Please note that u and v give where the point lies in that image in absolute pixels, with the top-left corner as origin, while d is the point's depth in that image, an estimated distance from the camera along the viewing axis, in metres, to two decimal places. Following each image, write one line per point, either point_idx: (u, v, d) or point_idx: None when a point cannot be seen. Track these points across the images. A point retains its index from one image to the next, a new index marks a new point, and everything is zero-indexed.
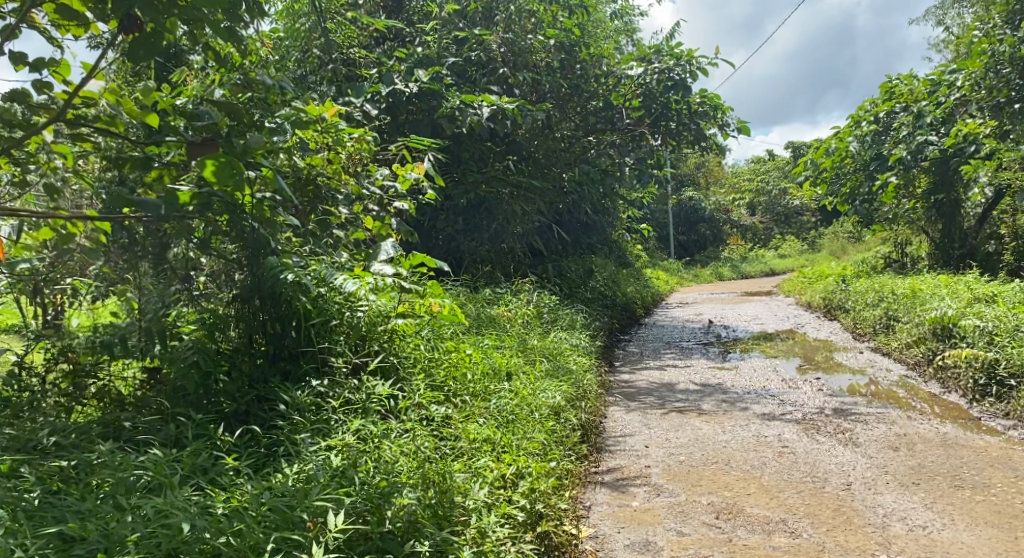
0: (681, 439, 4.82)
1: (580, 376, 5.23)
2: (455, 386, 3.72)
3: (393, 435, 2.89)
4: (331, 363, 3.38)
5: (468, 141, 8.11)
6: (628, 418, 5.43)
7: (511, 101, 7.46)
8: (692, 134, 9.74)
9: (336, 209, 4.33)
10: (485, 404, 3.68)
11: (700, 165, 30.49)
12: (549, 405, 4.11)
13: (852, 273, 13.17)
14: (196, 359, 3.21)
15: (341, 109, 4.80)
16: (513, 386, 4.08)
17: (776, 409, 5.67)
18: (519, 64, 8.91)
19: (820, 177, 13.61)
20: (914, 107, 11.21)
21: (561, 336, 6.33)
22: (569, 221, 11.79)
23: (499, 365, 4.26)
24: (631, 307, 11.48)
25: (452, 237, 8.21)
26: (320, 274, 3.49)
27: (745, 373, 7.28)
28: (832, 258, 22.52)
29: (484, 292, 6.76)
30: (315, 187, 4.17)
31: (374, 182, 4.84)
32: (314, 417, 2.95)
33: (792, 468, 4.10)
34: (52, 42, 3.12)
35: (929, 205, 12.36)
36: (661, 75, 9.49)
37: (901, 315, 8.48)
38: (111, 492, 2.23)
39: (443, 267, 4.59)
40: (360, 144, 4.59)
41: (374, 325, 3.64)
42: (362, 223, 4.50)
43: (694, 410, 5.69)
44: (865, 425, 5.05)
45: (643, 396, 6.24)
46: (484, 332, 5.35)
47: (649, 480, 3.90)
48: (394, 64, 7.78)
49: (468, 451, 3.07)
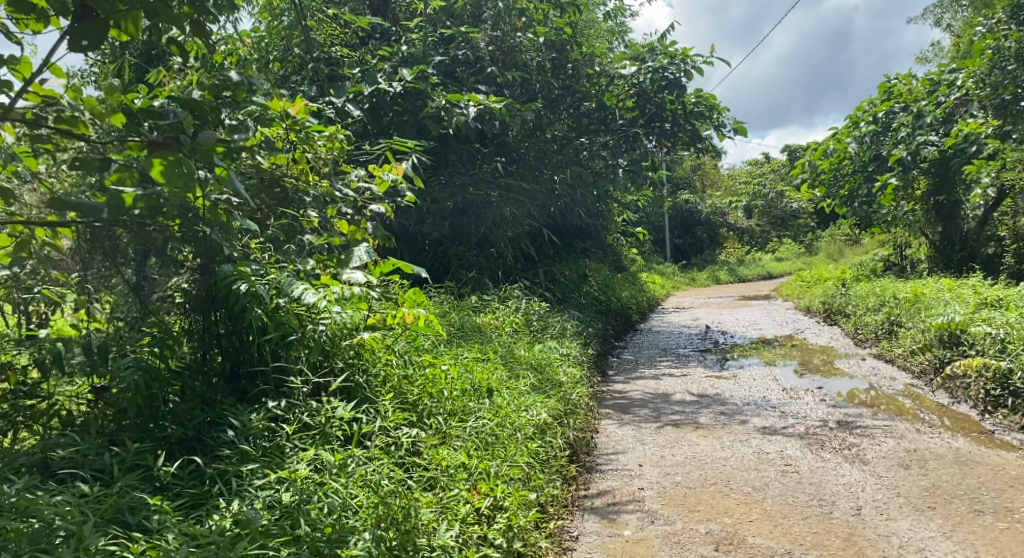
0: (678, 456, 4.52)
1: (570, 390, 4.93)
2: (430, 404, 3.40)
3: (351, 467, 2.58)
4: (287, 384, 3.01)
5: (454, 142, 7.83)
6: (621, 432, 5.14)
7: (500, 100, 7.18)
8: (688, 136, 9.56)
9: (305, 213, 4.00)
10: (461, 424, 3.36)
11: (696, 168, 30.26)
12: (534, 424, 3.79)
13: (852, 277, 12.90)
14: (136, 380, 2.84)
15: (313, 105, 4.51)
16: (495, 402, 3.76)
17: (778, 422, 5.37)
18: (508, 63, 8.71)
19: (818, 179, 13.34)
20: (913, 107, 11.03)
21: (551, 346, 6.02)
22: (562, 225, 11.51)
23: (479, 381, 3.90)
24: (626, 312, 11.20)
25: (438, 242, 7.90)
26: (277, 283, 3.12)
27: (744, 382, 6.99)
28: (830, 261, 22.28)
29: (471, 299, 6.47)
30: (282, 188, 3.87)
31: (349, 183, 4.48)
32: (266, 445, 2.65)
33: (797, 490, 3.81)
34: (10, 39, 2.75)
35: (928, 207, 11.97)
36: (655, 74, 9.22)
37: (904, 320, 8.20)
38: (14, 542, 1.93)
39: (422, 274, 4.09)
40: (331, 143, 4.30)
41: (338, 340, 3.28)
42: (336, 227, 4.23)
43: (690, 423, 5.39)
44: (872, 439, 4.76)
45: (637, 408, 5.94)
46: (468, 343, 5.04)
47: (642, 505, 3.59)
48: (379, 62, 7.50)
49: (438, 481, 2.77)
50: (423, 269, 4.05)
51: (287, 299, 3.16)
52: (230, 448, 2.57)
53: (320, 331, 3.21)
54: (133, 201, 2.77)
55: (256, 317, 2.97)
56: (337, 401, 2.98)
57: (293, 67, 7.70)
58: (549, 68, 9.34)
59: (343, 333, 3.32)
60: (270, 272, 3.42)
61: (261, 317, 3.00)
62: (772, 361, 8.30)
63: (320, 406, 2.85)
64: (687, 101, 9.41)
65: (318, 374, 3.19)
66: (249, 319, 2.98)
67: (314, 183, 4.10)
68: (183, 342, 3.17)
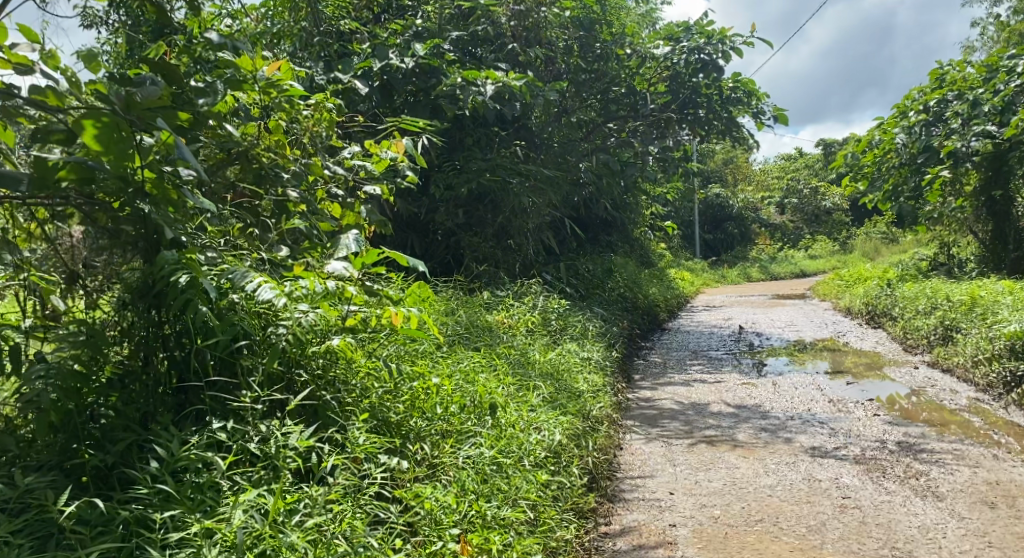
0: (714, 483, 3.89)
1: (588, 402, 4.35)
2: (419, 423, 2.76)
3: (299, 517, 1.98)
4: (236, 403, 2.33)
5: (472, 125, 7.24)
6: (648, 450, 4.52)
7: (521, 79, 6.60)
8: (723, 123, 8.85)
9: (285, 191, 3.38)
10: (455, 449, 2.75)
11: (727, 161, 29.28)
12: (544, 446, 3.17)
13: (895, 275, 12.10)
14: (37, 396, 2.25)
15: (298, 69, 3.97)
16: (499, 422, 3.12)
17: (828, 442, 4.71)
18: (531, 40, 8.02)
19: (861, 172, 12.54)
20: (968, 95, 10.18)
21: (571, 349, 5.42)
22: (586, 217, 10.89)
23: (480, 391, 3.27)
24: (652, 310, 10.56)
25: (452, 232, 7.32)
26: (227, 275, 2.46)
27: (785, 391, 6.32)
28: (866, 260, 21.37)
29: (483, 295, 5.89)
30: (261, 162, 3.28)
31: (341, 160, 3.96)
32: (195, 483, 2.05)
33: (863, 533, 3.18)
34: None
35: (979, 204, 11.19)
36: (690, 55, 8.53)
37: (961, 325, 7.46)
38: None
39: (419, 266, 3.47)
40: (319, 112, 3.73)
41: (303, 346, 2.56)
42: (326, 211, 3.77)
43: (726, 441, 4.75)
44: (942, 467, 4.10)
45: (666, 420, 5.31)
46: (478, 345, 4.44)
47: (675, 550, 2.97)
48: (391, 37, 6.90)
49: (417, 533, 2.18)
50: (421, 261, 3.44)
51: (241, 295, 2.49)
52: (146, 482, 2.00)
53: (281, 337, 2.49)
54: (62, 169, 2.29)
55: (200, 313, 2.33)
56: (294, 424, 2.36)
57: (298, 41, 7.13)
58: (575, 48, 8.67)
59: (312, 340, 2.62)
60: (230, 261, 2.79)
61: (208, 313, 2.35)
62: (811, 366, 7.64)
63: (275, 434, 2.24)
64: (724, 85, 8.72)
65: (273, 386, 2.47)
66: (191, 316, 2.34)
67: (303, 158, 3.59)
68: (120, 343, 2.54)
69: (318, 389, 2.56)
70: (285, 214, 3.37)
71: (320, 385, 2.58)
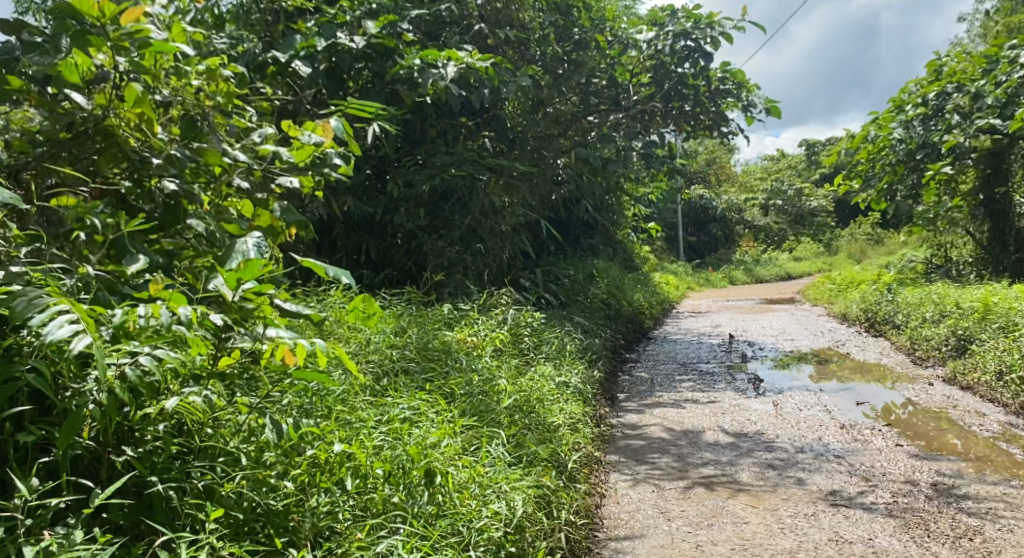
0: (719, 548, 3.10)
1: (563, 445, 3.55)
2: (311, 514, 1.98)
3: None
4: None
5: (434, 114, 6.42)
6: (635, 497, 3.73)
7: (487, 61, 5.71)
8: (712, 117, 8.07)
9: (160, 181, 2.56)
10: (365, 550, 1.95)
11: (710, 161, 28.63)
12: (500, 522, 2.35)
13: (891, 278, 11.41)
14: None
15: (190, 29, 3.15)
16: (439, 496, 2.31)
17: (851, 484, 3.94)
18: (501, 22, 7.21)
19: (853, 170, 11.80)
20: (969, 87, 9.41)
21: (544, 373, 4.60)
22: (565, 219, 10.12)
23: (414, 449, 2.44)
24: (638, 318, 9.80)
25: (413, 235, 6.44)
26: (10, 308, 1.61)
27: (789, 414, 5.55)
28: (852, 262, 20.74)
29: (443, 308, 5.07)
30: (121, 140, 2.48)
31: (250, 145, 3.11)
32: None
33: None
34: None
35: (976, 205, 10.52)
36: (675, 42, 7.64)
37: (978, 337, 6.72)
38: None
39: (344, 278, 2.65)
40: (213, 81, 2.95)
41: (125, 407, 1.76)
42: (236, 208, 2.99)
43: (728, 483, 3.97)
44: (996, 521, 3.35)
45: (654, 454, 4.52)
46: (427, 377, 3.64)
47: None
48: (340, 14, 6.00)
49: None
50: (345, 272, 2.63)
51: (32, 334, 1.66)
52: None
53: (92, 396, 1.65)
54: None
55: None
56: (88, 543, 1.57)
57: (234, 19, 6.23)
58: (550, 34, 7.83)
59: (145, 400, 1.82)
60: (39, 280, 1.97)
61: None
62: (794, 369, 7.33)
63: None
64: (712, 75, 7.91)
65: (46, 482, 1.68)
66: None
67: (192, 141, 2.73)
68: None
69: (149, 474, 1.80)
70: (174, 215, 2.58)
71: (152, 467, 1.81)
